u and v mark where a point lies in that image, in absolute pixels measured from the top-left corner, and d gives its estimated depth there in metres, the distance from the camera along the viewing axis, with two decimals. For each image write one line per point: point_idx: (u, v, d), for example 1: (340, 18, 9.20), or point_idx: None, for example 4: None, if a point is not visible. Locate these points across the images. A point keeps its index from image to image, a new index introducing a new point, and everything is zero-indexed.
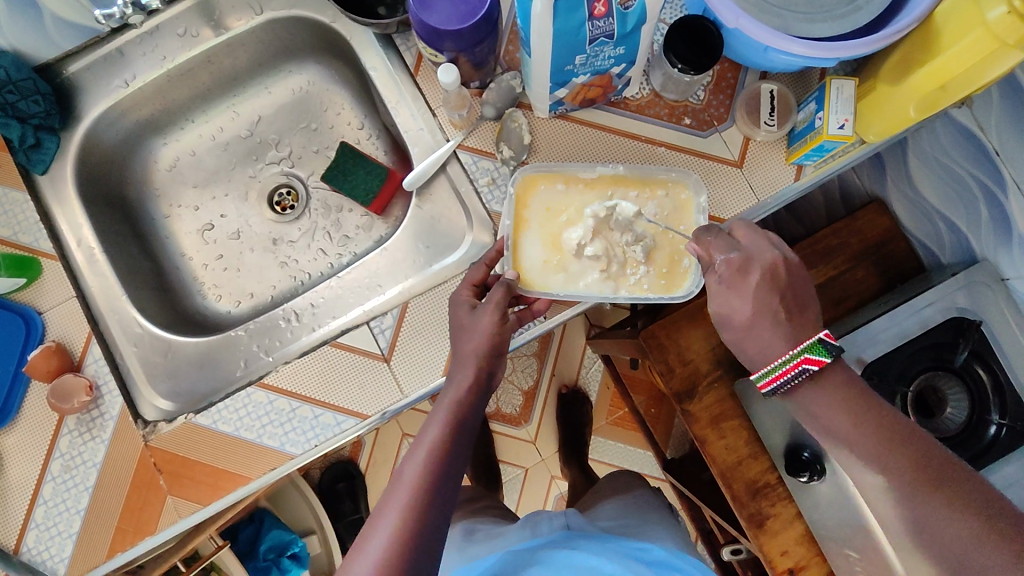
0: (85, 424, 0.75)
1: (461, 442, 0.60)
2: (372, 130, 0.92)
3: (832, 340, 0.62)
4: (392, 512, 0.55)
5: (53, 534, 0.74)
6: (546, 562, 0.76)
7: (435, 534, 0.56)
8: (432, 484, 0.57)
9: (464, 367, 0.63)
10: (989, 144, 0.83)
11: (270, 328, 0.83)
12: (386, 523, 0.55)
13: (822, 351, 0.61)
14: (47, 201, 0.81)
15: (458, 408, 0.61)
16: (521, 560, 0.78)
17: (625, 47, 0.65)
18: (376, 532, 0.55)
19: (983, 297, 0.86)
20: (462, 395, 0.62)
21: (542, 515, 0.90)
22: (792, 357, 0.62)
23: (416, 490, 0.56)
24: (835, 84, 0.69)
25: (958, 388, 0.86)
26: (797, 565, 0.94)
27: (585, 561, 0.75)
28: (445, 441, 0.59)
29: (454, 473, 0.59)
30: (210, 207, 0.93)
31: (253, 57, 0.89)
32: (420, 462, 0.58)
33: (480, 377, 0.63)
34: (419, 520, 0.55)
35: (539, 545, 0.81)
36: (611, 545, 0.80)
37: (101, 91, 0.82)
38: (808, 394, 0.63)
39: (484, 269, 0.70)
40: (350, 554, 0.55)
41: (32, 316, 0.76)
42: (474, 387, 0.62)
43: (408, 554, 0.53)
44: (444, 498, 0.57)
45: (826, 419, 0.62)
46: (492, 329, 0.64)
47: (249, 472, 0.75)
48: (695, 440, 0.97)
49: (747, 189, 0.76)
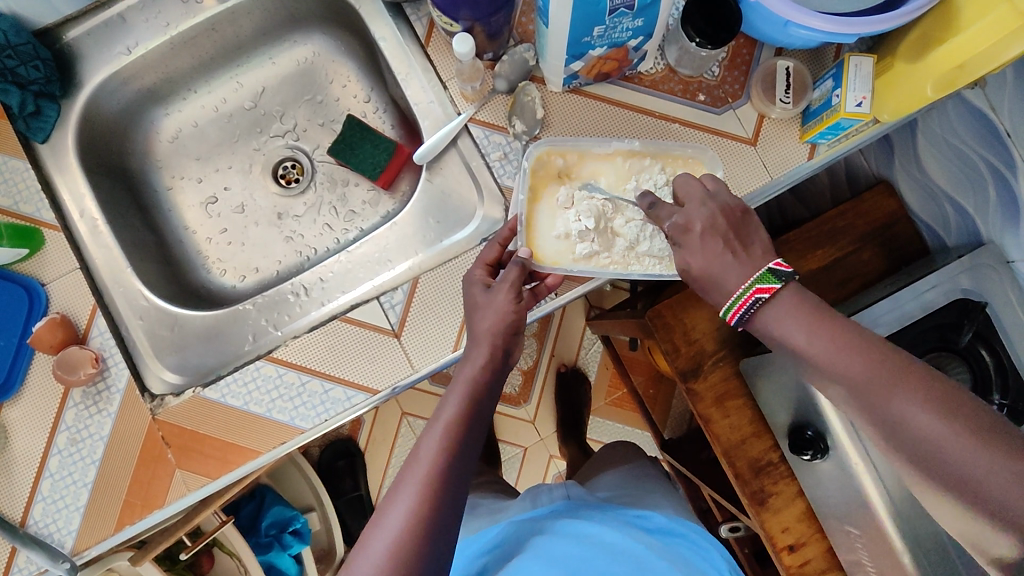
0: (91, 397, 0.74)
1: (477, 420, 0.60)
2: (378, 104, 0.90)
3: (783, 267, 0.59)
4: (410, 488, 0.55)
5: (60, 507, 0.73)
6: (554, 531, 0.76)
7: (452, 511, 0.55)
8: (449, 460, 0.56)
9: (479, 345, 0.63)
10: (1000, 126, 0.83)
11: (278, 302, 0.82)
12: (403, 499, 0.54)
13: (771, 280, 0.58)
14: (49, 171, 0.79)
15: (474, 386, 0.61)
16: (527, 529, 0.79)
17: (643, 19, 0.64)
18: (393, 508, 0.54)
19: (987, 280, 0.87)
20: (477, 373, 0.61)
21: (543, 487, 0.91)
22: (744, 290, 0.59)
23: (433, 467, 0.56)
24: (853, 61, 0.69)
25: (961, 367, 0.87)
26: (797, 542, 0.96)
27: (587, 531, 0.75)
28: (461, 418, 0.58)
29: (470, 450, 0.58)
30: (214, 179, 0.91)
31: (258, 26, 0.86)
32: (437, 439, 0.57)
33: (495, 355, 0.62)
34: (435, 498, 0.54)
35: (543, 514, 0.82)
36: (611, 513, 0.81)
37: (101, 58, 0.80)
38: (767, 318, 0.59)
39: (498, 248, 0.69)
40: (367, 530, 0.55)
41: (36, 288, 0.75)
42: (489, 364, 0.62)
43: (424, 530, 0.53)
44: (460, 475, 0.57)
45: (789, 339, 0.58)
46: (509, 306, 0.63)
47: (259, 446, 0.75)
48: (699, 418, 0.98)
49: (760, 167, 0.75)
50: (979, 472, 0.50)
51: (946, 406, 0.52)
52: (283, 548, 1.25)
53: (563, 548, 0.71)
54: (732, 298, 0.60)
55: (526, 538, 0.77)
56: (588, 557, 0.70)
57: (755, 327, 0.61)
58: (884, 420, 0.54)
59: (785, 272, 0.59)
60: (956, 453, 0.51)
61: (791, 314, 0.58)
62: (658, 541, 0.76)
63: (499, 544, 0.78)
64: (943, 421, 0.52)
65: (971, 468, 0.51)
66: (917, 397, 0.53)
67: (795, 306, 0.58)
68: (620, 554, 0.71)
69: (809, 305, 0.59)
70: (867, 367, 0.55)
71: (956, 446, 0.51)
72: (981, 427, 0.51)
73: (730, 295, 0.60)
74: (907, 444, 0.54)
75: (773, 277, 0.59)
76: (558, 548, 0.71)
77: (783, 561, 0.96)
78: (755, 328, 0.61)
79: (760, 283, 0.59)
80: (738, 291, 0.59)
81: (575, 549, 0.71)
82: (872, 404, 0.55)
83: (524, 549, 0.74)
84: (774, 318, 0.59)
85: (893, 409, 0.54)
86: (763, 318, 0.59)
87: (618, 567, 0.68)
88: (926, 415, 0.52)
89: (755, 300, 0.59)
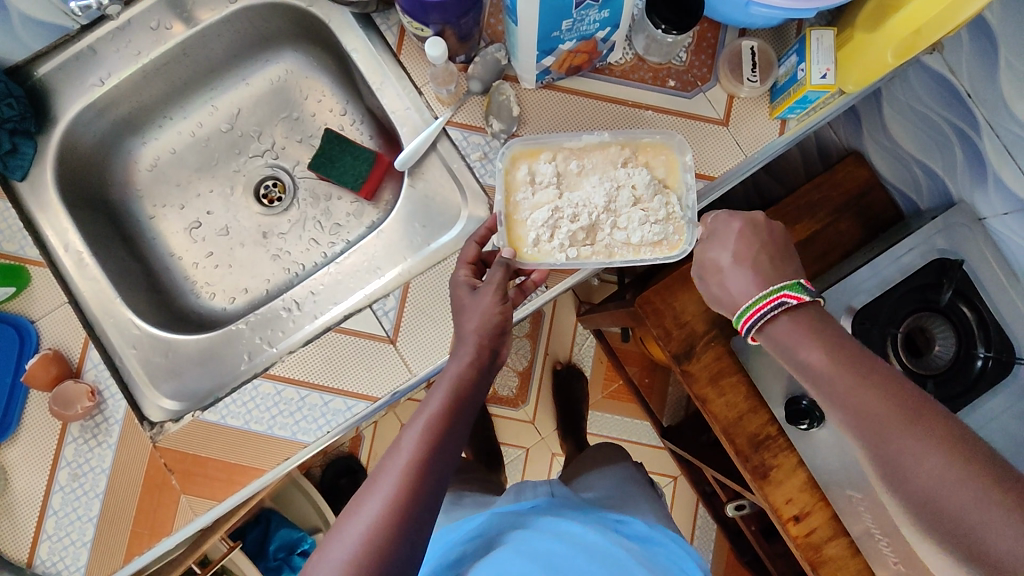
0: (89, 430, 0.74)
1: (462, 415, 0.60)
2: (355, 116, 0.91)
3: (810, 284, 0.63)
4: (388, 479, 0.55)
5: (67, 543, 0.72)
6: (537, 527, 0.76)
7: (432, 504, 0.56)
8: (430, 452, 0.57)
9: (466, 345, 0.63)
10: (960, 87, 0.84)
11: (272, 319, 0.82)
12: (380, 489, 0.55)
13: (801, 289, 0.63)
14: (30, 208, 0.79)
15: (459, 382, 0.61)
16: (509, 522, 0.79)
17: (609, 10, 0.66)
18: (371, 497, 0.55)
19: (962, 238, 0.90)
20: (463, 369, 0.62)
21: (528, 484, 0.90)
22: (769, 292, 0.63)
23: (414, 457, 0.56)
24: (815, 34, 0.70)
25: (944, 325, 0.89)
26: (803, 512, 0.97)
27: (567, 528, 0.75)
28: (446, 413, 0.59)
29: (452, 445, 0.59)
30: (196, 204, 0.91)
31: (228, 47, 0.87)
32: (419, 431, 0.58)
33: (481, 354, 0.63)
34: (414, 490, 0.55)
35: (526, 509, 0.81)
36: (592, 514, 0.81)
37: (75, 91, 0.80)
38: (787, 334, 0.62)
39: (476, 246, 0.70)
40: (343, 517, 0.55)
41: (26, 325, 0.74)
42: (475, 361, 0.62)
43: (400, 519, 0.53)
44: (440, 468, 0.57)
45: (810, 359, 0.60)
46: (495, 308, 0.64)
47: (263, 464, 0.74)
48: (696, 399, 1.00)
49: (734, 146, 0.77)
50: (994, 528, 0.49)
51: (958, 451, 0.52)
52: (293, 570, 1.28)
53: (543, 546, 0.71)
54: (756, 299, 0.64)
55: (509, 532, 0.77)
56: (569, 554, 0.70)
57: (774, 340, 0.63)
58: (891, 455, 0.55)
59: (813, 288, 0.63)
60: (965, 500, 0.51)
61: (811, 339, 0.61)
62: (635, 546, 0.77)
63: (481, 535, 0.78)
64: (956, 466, 0.52)
65: (982, 521, 0.50)
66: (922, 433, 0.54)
67: (811, 321, 0.62)
68: (599, 555, 0.71)
69: (829, 335, 0.61)
70: (879, 400, 0.56)
71: (958, 486, 0.51)
72: (996, 482, 0.51)
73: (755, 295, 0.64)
74: (912, 486, 0.53)
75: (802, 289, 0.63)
76: (538, 545, 0.72)
77: (790, 532, 0.97)
78: (772, 341, 0.63)
79: (788, 290, 0.63)
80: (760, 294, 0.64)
81: (555, 546, 0.71)
82: (880, 437, 0.55)
83: (504, 545, 0.74)
84: (796, 339, 0.61)
85: (903, 446, 0.54)
86: (776, 324, 0.63)
87: (596, 567, 0.68)
88: (934, 455, 0.53)
89: (779, 304, 0.62)
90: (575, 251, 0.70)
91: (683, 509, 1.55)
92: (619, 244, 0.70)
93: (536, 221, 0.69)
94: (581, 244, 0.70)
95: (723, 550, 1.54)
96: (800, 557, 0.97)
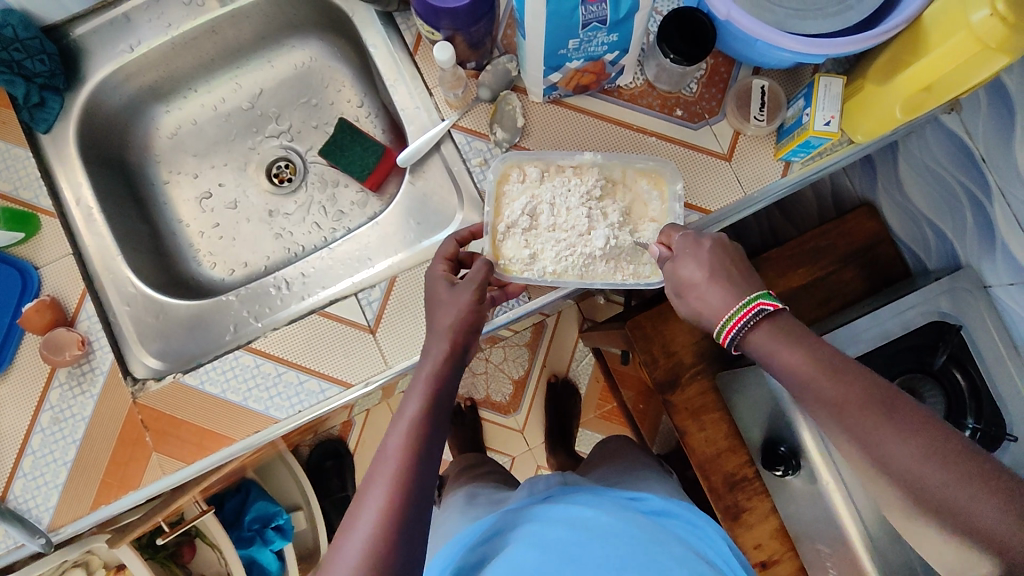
0: (75, 377, 0.77)
1: (439, 414, 0.61)
2: (371, 109, 0.93)
3: (781, 292, 0.61)
4: (380, 487, 0.56)
5: (40, 484, 0.76)
6: (544, 516, 0.75)
7: (422, 507, 0.57)
8: (415, 454, 0.58)
9: (439, 340, 0.64)
10: (975, 150, 0.82)
11: (261, 294, 0.85)
12: (375, 496, 0.56)
13: (773, 296, 0.60)
14: (49, 160, 0.82)
15: (434, 381, 0.62)
16: (520, 517, 0.77)
17: (618, 34, 0.66)
18: (365, 510, 0.56)
19: (966, 303, 0.87)
20: (437, 367, 0.63)
21: (541, 476, 0.89)
22: (747, 301, 0.60)
23: (401, 463, 0.57)
24: (823, 81, 0.70)
25: (935, 389, 0.88)
26: (770, 558, 0.98)
27: (577, 513, 0.74)
28: (424, 414, 0.60)
29: (435, 445, 0.60)
30: (209, 175, 0.95)
31: (257, 30, 0.90)
32: (402, 434, 0.59)
33: (454, 349, 0.64)
34: (405, 496, 0.56)
35: (536, 501, 0.80)
36: (603, 496, 0.80)
37: (105, 54, 0.84)
38: (755, 340, 0.60)
39: (455, 244, 0.72)
40: (341, 533, 0.56)
41: (29, 270, 0.78)
42: (448, 357, 0.64)
43: (398, 524, 0.55)
44: (427, 471, 0.58)
45: (776, 364, 0.58)
46: (471, 304, 0.65)
47: (233, 433, 0.77)
48: (676, 430, 0.99)
49: (734, 182, 0.77)
50: (967, 503, 0.49)
51: (922, 436, 0.52)
52: (264, 543, 1.28)
53: (556, 534, 0.71)
54: (733, 308, 0.60)
55: (518, 528, 0.75)
56: (581, 542, 0.69)
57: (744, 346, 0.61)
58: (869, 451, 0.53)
59: (784, 295, 0.61)
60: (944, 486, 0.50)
61: (773, 339, 0.58)
62: (649, 520, 0.75)
63: (497, 532, 0.76)
64: (925, 450, 0.51)
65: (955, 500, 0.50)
66: (897, 427, 0.52)
67: (788, 327, 0.59)
68: (610, 536, 0.70)
69: (795, 332, 0.59)
70: (842, 393, 0.55)
71: (934, 476, 0.50)
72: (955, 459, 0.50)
73: (734, 305, 0.60)
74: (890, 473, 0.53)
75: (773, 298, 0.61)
76: (550, 536, 0.71)
77: None
78: (747, 348, 0.61)
79: (762, 297, 0.60)
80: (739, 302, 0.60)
81: (565, 534, 0.71)
82: (852, 430, 0.54)
83: (514, 541, 0.72)
84: (759, 342, 0.59)
85: (877, 439, 0.53)
86: (755, 334, 0.59)
87: (610, 551, 0.67)
88: (907, 446, 0.52)
89: (759, 310, 0.59)
90: (546, 267, 0.70)
91: None
92: (591, 266, 0.70)
93: (512, 222, 0.71)
94: (555, 259, 0.70)
95: None
96: None
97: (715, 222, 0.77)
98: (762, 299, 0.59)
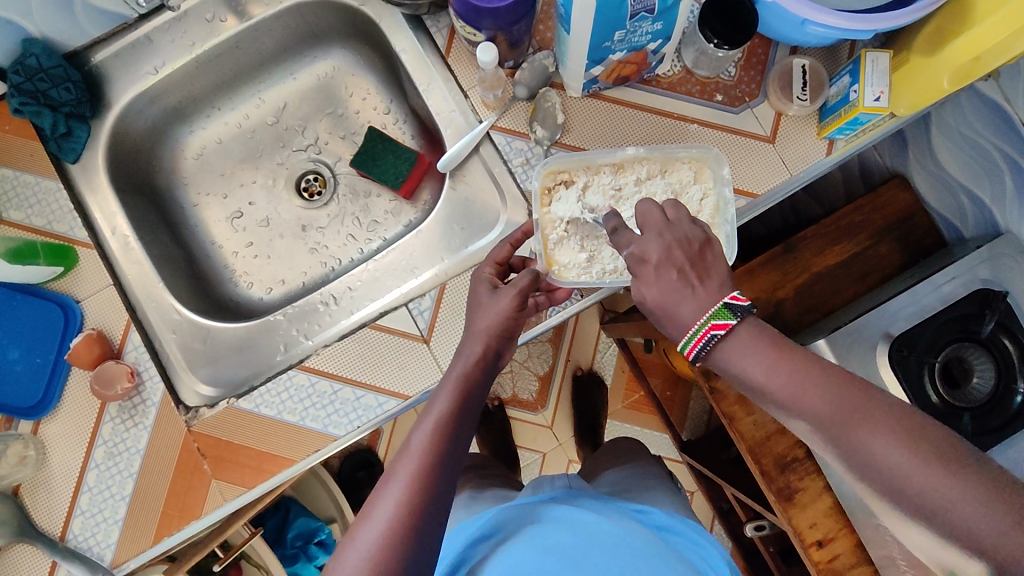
0: (126, 411, 0.75)
1: (468, 412, 0.60)
2: (398, 115, 0.92)
3: (739, 301, 0.54)
4: (400, 480, 0.54)
5: (99, 520, 0.74)
6: (551, 517, 0.72)
7: (442, 503, 0.55)
8: (441, 449, 0.56)
9: (473, 342, 0.63)
10: (1015, 115, 0.84)
11: (309, 312, 0.83)
12: (392, 490, 0.54)
13: (727, 314, 0.54)
14: (80, 190, 0.81)
15: (463, 381, 0.60)
16: (524, 514, 0.74)
17: (663, 22, 0.65)
18: (382, 501, 0.54)
19: (1007, 270, 0.86)
20: (468, 369, 0.61)
21: (545, 478, 0.88)
22: (699, 326, 0.54)
23: (424, 460, 0.55)
24: (869, 57, 0.70)
25: (984, 357, 0.86)
26: (826, 537, 0.95)
27: (581, 518, 0.70)
28: (453, 414, 0.58)
29: (462, 441, 0.58)
30: (239, 194, 0.93)
31: (279, 42, 0.88)
32: (428, 432, 0.57)
33: (488, 353, 0.62)
34: (425, 490, 0.54)
35: (541, 500, 0.78)
36: (609, 506, 0.78)
37: (129, 78, 0.82)
38: (725, 355, 0.55)
39: (508, 248, 0.70)
40: (358, 522, 0.54)
41: (71, 305, 0.76)
42: (481, 360, 0.62)
43: (415, 521, 0.52)
44: (451, 467, 0.56)
45: (752, 377, 0.54)
46: (511, 310, 0.63)
47: (293, 454, 0.76)
48: (723, 417, 0.97)
49: (779, 165, 0.76)
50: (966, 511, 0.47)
51: (913, 439, 0.49)
52: (309, 559, 1.28)
53: (560, 538, 0.67)
54: (689, 333, 0.55)
55: (520, 527, 0.71)
56: (584, 549, 0.65)
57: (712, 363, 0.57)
58: (860, 462, 0.51)
59: (741, 307, 0.54)
60: (938, 492, 0.48)
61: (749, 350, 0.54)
62: (654, 535, 0.73)
63: (496, 529, 0.73)
64: (911, 455, 0.49)
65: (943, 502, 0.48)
66: (879, 430, 0.50)
67: (752, 337, 0.55)
68: (613, 544, 0.67)
69: (771, 338, 0.55)
70: (829, 403, 0.52)
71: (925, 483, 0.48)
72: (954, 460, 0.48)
73: (687, 331, 0.55)
74: (880, 482, 0.51)
75: (729, 312, 0.54)
76: (554, 540, 0.67)
77: (812, 557, 0.95)
78: (713, 364, 0.57)
79: (715, 319, 0.54)
80: (694, 325, 0.55)
81: (569, 539, 0.67)
82: (845, 443, 0.52)
83: (517, 539, 0.69)
84: (732, 354, 0.55)
85: (862, 444, 0.51)
86: (715, 354, 0.55)
87: (609, 562, 0.64)
88: (894, 450, 0.49)
89: (711, 337, 0.54)
90: (604, 267, 0.69)
91: None
92: None
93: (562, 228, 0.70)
94: (609, 258, 0.70)
95: None
96: None
97: (762, 205, 0.77)
98: (713, 327, 0.54)
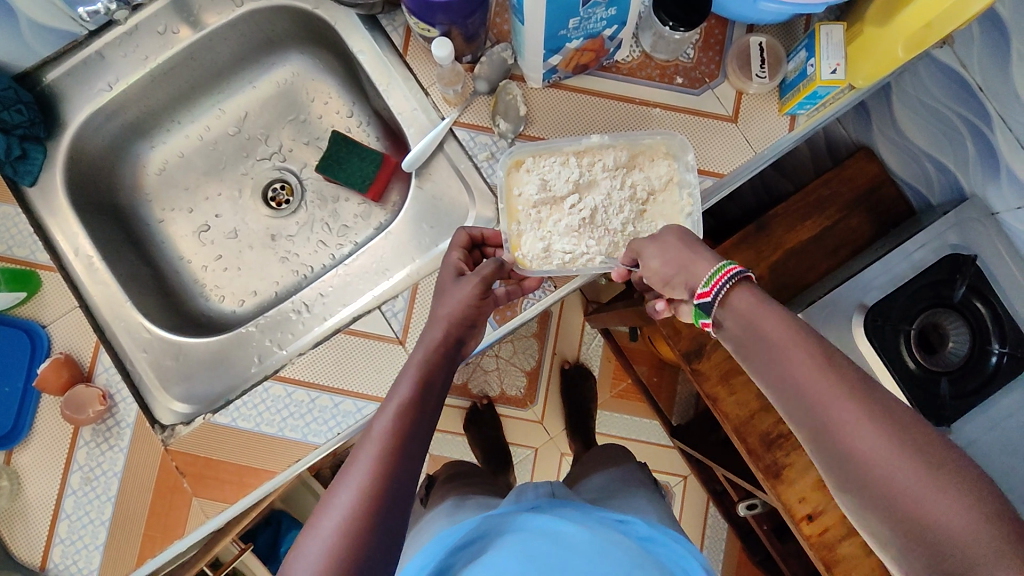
0: (101, 433, 0.74)
1: (431, 397, 0.59)
2: (361, 117, 0.91)
3: None
4: (363, 464, 0.53)
5: (80, 547, 0.73)
6: (531, 527, 0.71)
7: (407, 487, 0.53)
8: (404, 433, 0.55)
9: (433, 328, 0.63)
10: (972, 81, 0.83)
11: (282, 322, 0.82)
12: (354, 476, 0.52)
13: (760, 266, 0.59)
14: (40, 213, 0.79)
15: (425, 367, 0.60)
16: (506, 524, 0.73)
17: (616, 8, 0.65)
18: (344, 487, 0.52)
19: (974, 232, 0.88)
20: (430, 353, 0.61)
21: (528, 486, 0.86)
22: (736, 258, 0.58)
23: (386, 443, 0.54)
24: (824, 30, 0.71)
25: (959, 322, 0.86)
26: (815, 510, 0.95)
27: (562, 529, 0.70)
28: (415, 398, 0.57)
29: (424, 426, 0.57)
30: (204, 207, 0.92)
31: (235, 51, 0.87)
32: (390, 416, 0.56)
33: (449, 338, 0.62)
34: (389, 474, 0.52)
35: (522, 508, 0.77)
36: (591, 514, 0.77)
37: (83, 96, 0.80)
38: (740, 304, 0.55)
39: (468, 237, 0.69)
40: (318, 510, 0.52)
41: (37, 330, 0.75)
42: (441, 345, 0.61)
43: (377, 507, 0.51)
44: (415, 452, 0.55)
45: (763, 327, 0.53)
46: (472, 298, 0.63)
47: (273, 466, 0.74)
48: (706, 398, 0.98)
49: (743, 143, 0.77)
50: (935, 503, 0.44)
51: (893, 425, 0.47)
52: None
53: (539, 547, 0.67)
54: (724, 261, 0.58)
55: (503, 535, 0.71)
56: (564, 557, 0.65)
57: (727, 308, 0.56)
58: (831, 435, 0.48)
59: None
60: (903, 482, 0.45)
61: (758, 307, 0.54)
62: (634, 544, 0.72)
63: (480, 536, 0.72)
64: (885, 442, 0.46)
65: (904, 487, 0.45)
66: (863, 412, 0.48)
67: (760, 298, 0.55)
68: (596, 553, 0.66)
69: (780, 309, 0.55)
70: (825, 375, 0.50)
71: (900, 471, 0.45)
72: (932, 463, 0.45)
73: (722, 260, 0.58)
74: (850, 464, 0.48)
75: None
76: (534, 549, 0.66)
77: (804, 532, 0.95)
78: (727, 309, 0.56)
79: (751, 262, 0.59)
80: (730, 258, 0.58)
81: (549, 548, 0.66)
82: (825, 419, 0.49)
83: (496, 549, 0.68)
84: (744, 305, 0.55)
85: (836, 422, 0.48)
86: (736, 296, 0.55)
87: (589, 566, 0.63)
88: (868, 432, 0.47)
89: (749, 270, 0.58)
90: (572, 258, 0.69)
91: (692, 510, 1.53)
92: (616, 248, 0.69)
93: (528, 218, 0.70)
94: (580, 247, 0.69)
95: (733, 549, 1.52)
96: (814, 556, 0.95)
97: (729, 183, 0.77)
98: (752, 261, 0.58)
